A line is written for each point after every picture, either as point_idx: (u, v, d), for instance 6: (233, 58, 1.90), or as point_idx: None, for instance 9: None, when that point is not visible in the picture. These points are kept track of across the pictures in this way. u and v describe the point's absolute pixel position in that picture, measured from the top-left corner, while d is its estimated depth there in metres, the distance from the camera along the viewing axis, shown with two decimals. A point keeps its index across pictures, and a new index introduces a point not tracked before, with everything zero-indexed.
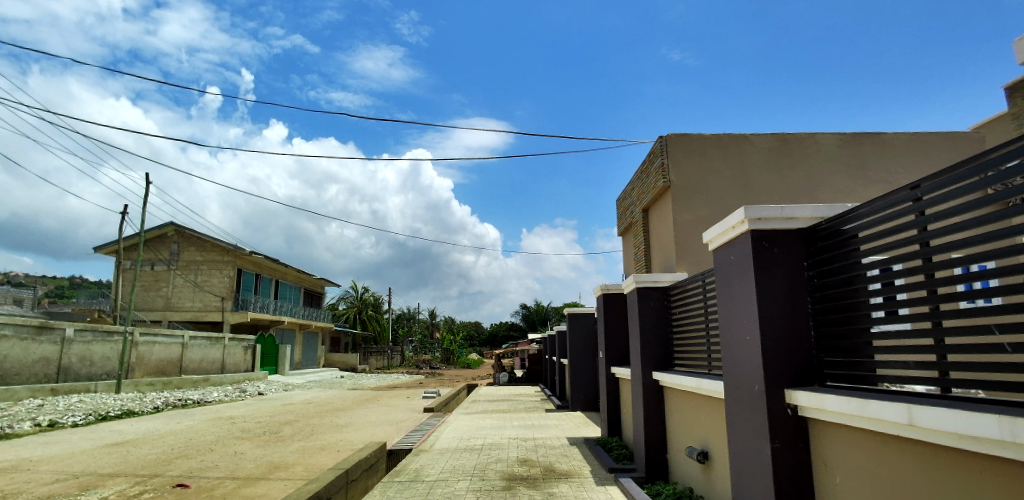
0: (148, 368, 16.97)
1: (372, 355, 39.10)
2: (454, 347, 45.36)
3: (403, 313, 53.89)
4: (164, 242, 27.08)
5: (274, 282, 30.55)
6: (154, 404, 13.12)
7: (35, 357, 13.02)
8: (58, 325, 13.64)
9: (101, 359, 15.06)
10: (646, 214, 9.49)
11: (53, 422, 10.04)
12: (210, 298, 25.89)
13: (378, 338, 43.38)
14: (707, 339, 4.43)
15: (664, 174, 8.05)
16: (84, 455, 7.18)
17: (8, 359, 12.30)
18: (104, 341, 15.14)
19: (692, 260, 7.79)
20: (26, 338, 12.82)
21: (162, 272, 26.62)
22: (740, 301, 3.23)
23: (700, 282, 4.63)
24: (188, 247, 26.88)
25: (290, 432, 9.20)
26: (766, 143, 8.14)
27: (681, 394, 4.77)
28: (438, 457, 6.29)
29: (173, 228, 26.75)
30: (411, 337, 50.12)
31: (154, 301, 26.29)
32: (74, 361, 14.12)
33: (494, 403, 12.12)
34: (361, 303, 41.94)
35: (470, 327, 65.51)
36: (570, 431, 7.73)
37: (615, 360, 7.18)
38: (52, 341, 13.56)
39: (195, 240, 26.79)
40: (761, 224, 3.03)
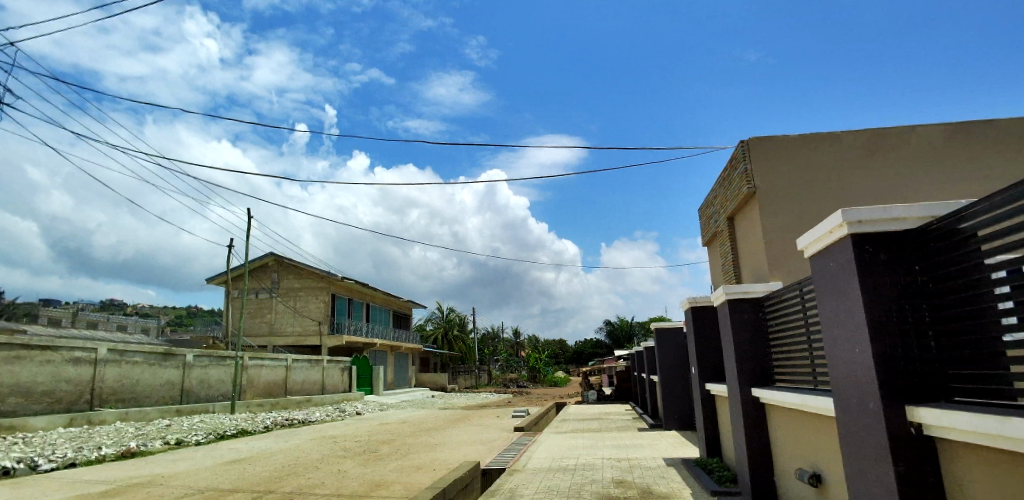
0: (258, 389, 18.25)
1: (460, 375, 39.89)
2: (539, 365, 45.40)
3: (488, 333, 54.77)
4: (265, 271, 29.17)
5: (366, 305, 32.03)
6: (264, 424, 14.07)
7: (163, 381, 14.36)
8: (180, 352, 14.98)
9: (217, 382, 16.36)
10: (732, 222, 9.12)
11: (179, 440, 11.01)
12: (309, 323, 27.58)
13: (465, 357, 44.24)
14: (810, 352, 4.17)
15: (749, 179, 7.70)
16: (207, 472, 7.81)
17: (140, 383, 13.67)
18: (219, 365, 16.45)
19: (785, 269, 7.39)
20: (154, 363, 14.18)
21: (265, 300, 28.64)
22: (844, 310, 3.04)
23: (797, 293, 4.38)
24: (287, 275, 28.79)
25: (388, 451, 9.54)
26: (858, 141, 7.61)
27: (785, 412, 4.51)
28: (533, 478, 6.29)
29: (273, 258, 28.80)
30: (496, 356, 50.74)
31: (260, 327, 28.29)
32: (194, 384, 15.44)
33: (585, 422, 11.96)
34: (447, 324, 42.94)
35: (554, 346, 65.38)
36: (666, 452, 7.48)
37: (709, 376, 6.91)
38: (176, 366, 14.90)
39: (293, 268, 28.66)
40: (862, 227, 2.85)
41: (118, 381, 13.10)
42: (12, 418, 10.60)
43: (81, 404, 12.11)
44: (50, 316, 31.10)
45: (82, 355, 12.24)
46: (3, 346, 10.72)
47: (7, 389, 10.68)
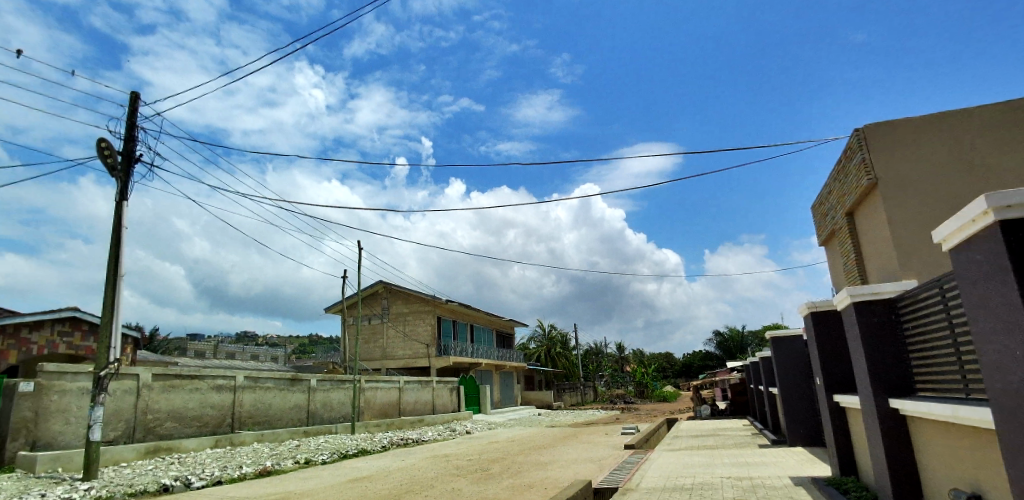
0: (375, 410, 19.22)
1: (565, 392, 39.64)
2: (647, 380, 44.03)
3: (591, 348, 54.05)
4: (376, 298, 30.86)
5: (469, 327, 32.85)
6: (382, 443, 14.80)
7: (292, 404, 15.53)
8: (305, 377, 16.15)
9: (339, 404, 17.42)
10: (851, 218, 8.39)
11: (308, 459, 11.82)
12: (418, 346, 28.72)
13: (569, 375, 43.90)
14: (958, 357, 3.69)
15: (868, 170, 7.03)
16: (333, 489, 8.32)
17: (273, 407, 14.91)
18: (339, 388, 17.55)
19: (920, 265, 6.66)
20: (284, 388, 15.39)
21: (377, 325, 30.25)
22: (998, 307, 2.66)
23: (937, 291, 3.91)
24: (395, 301, 30.27)
25: (499, 470, 9.63)
26: (997, 116, 6.77)
27: (931, 425, 4.02)
28: (647, 497, 6.07)
29: (382, 285, 30.43)
30: (601, 372, 49.87)
31: (374, 352, 29.88)
32: (319, 406, 16.57)
33: (700, 439, 11.37)
34: (550, 341, 42.90)
35: (661, 360, 63.18)
36: (793, 469, 6.92)
37: (837, 387, 6.33)
38: (302, 390, 16.07)
39: (401, 294, 30.07)
40: (1012, 214, 2.50)
41: (254, 405, 14.33)
42: (170, 441, 11.92)
43: (225, 427, 13.38)
44: (197, 348, 34.83)
45: (223, 383, 13.54)
46: (161, 376, 12.14)
47: (165, 414, 12.05)
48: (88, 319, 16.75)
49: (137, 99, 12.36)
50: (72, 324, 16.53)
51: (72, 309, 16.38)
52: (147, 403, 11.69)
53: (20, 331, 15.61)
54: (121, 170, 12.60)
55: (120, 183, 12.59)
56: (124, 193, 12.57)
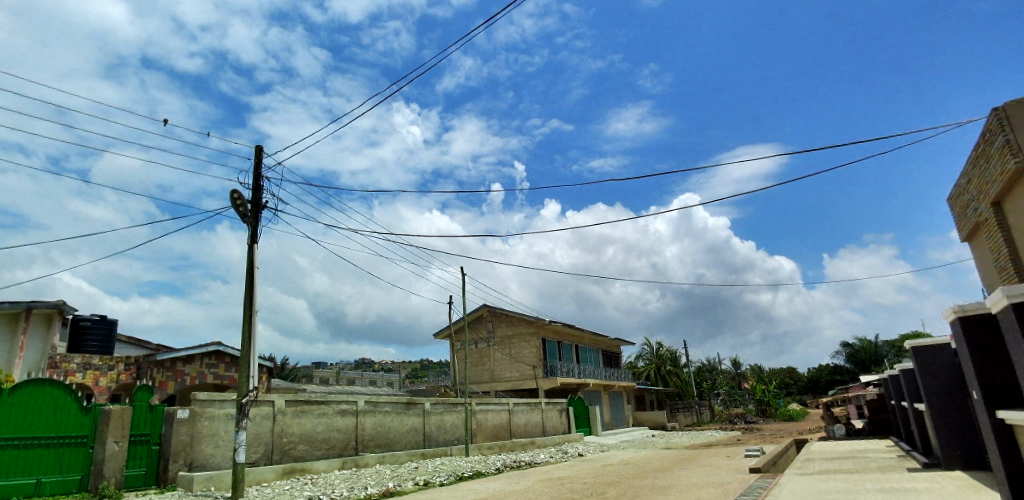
0: (487, 432, 19.54)
1: (679, 412, 38.10)
2: (769, 398, 41.08)
3: (704, 365, 51.46)
4: (481, 322, 31.57)
5: (574, 347, 32.60)
6: (496, 466, 15.01)
7: (409, 427, 16.21)
8: (420, 401, 16.79)
9: (452, 427, 17.91)
10: (998, 208, 7.45)
11: (427, 481, 12.26)
12: (525, 368, 28.96)
13: (682, 393, 42.02)
14: None
15: (1013, 153, 6.24)
16: None
17: (393, 430, 15.65)
18: (452, 411, 18.06)
19: None
20: (401, 412, 16.09)
21: (484, 349, 30.90)
22: None
23: None
24: (500, 324, 30.79)
25: (615, 494, 9.42)
26: None
27: None
28: None
29: (486, 309, 31.10)
30: (717, 390, 47.25)
31: (482, 375, 30.51)
32: (434, 429, 17.14)
33: (835, 462, 10.42)
34: (659, 359, 41.44)
35: (782, 376, 58.74)
36: (953, 497, 6.13)
37: (1000, 402, 5.57)
38: (417, 414, 16.70)
39: (505, 317, 30.54)
40: None
41: (375, 429, 15.12)
42: (302, 462, 12.88)
43: (350, 450, 14.20)
44: (321, 375, 37.49)
45: (347, 407, 14.42)
46: (293, 402, 13.18)
47: (298, 438, 13.03)
48: (230, 352, 18.56)
49: (261, 152, 13.78)
50: (217, 356, 18.45)
51: (216, 343, 18.30)
52: (282, 427, 12.74)
53: (176, 364, 17.72)
54: (252, 216, 14.03)
55: (251, 227, 14.01)
56: (255, 237, 13.97)
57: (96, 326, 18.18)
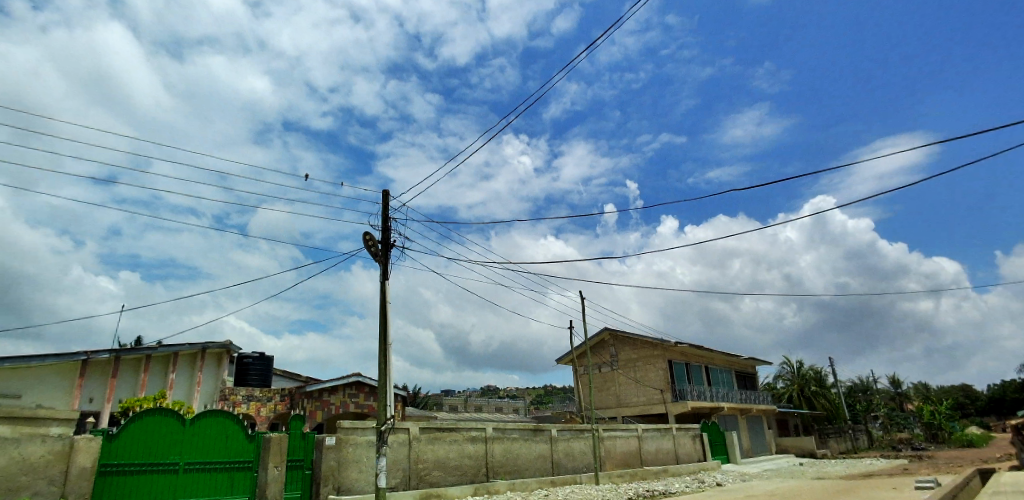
0: (616, 459, 19.00)
1: (830, 438, 34.73)
2: (940, 421, 35.89)
3: (856, 385, 46.26)
4: (604, 346, 31.04)
5: (704, 369, 30.87)
6: (627, 495, 14.48)
7: (537, 454, 16.21)
8: (546, 427, 16.76)
9: (581, 454, 17.69)
10: None
11: None
12: (652, 392, 27.91)
13: (833, 417, 37.99)
14: None
15: None
16: None
17: (521, 456, 15.77)
18: (579, 437, 17.82)
19: None
20: (528, 438, 16.16)
21: (609, 373, 30.33)
22: None
23: None
24: (623, 347, 30.06)
25: None
26: None
27: None
28: None
29: (608, 333, 30.55)
30: (875, 413, 42.17)
31: (609, 400, 29.89)
32: (562, 456, 17.01)
33: None
34: (802, 379, 38.01)
35: (955, 395, 51.16)
36: None
37: None
38: (544, 440, 16.67)
39: (628, 340, 29.77)
40: None
41: (504, 455, 15.33)
42: (438, 488, 13.37)
43: (481, 477, 14.49)
44: (451, 403, 38.88)
45: (477, 434, 14.79)
46: (427, 429, 13.78)
47: (432, 464, 13.56)
48: (368, 382, 19.88)
49: (387, 195, 14.88)
50: (357, 386, 19.82)
51: (356, 374, 19.73)
52: (417, 453, 13.33)
53: (323, 394, 19.34)
54: (381, 255, 15.09)
55: (382, 265, 15.08)
56: (385, 274, 15.00)
57: (257, 362, 20.38)
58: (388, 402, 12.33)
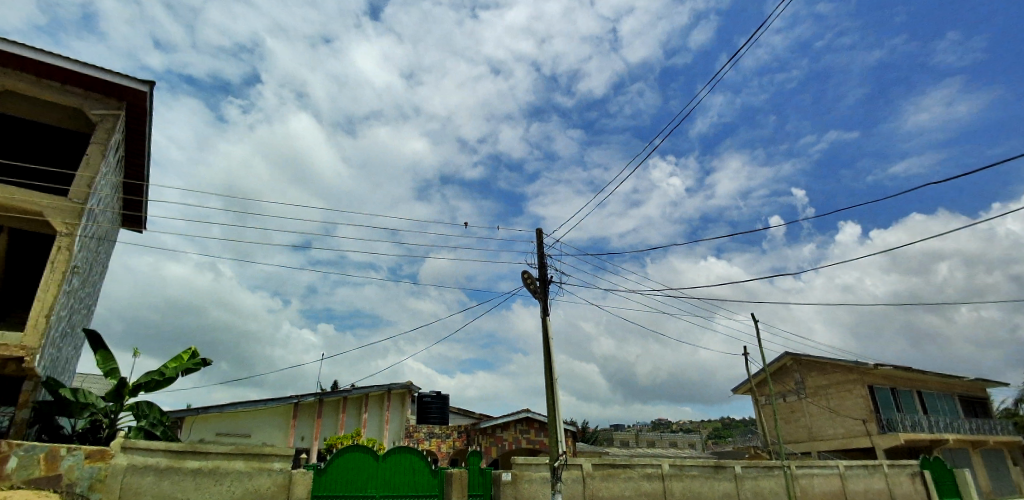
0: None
1: None
2: None
3: None
4: (787, 372, 28.17)
5: (917, 394, 26.46)
6: None
7: (721, 493, 15.03)
8: (729, 464, 15.51)
9: (771, 494, 16.02)
10: None
11: None
12: (852, 423, 24.55)
13: None
14: None
15: None
16: None
17: (703, 496, 14.71)
18: (769, 476, 16.18)
19: None
20: (710, 476, 15.08)
21: (795, 402, 27.38)
22: None
23: None
24: (810, 373, 26.99)
25: None
26: None
27: None
28: None
29: (790, 357, 27.72)
30: None
31: (798, 433, 26.91)
32: (750, 496, 15.56)
33: None
34: None
35: None
36: None
37: None
38: (729, 479, 15.42)
39: (815, 364, 26.70)
40: None
41: (685, 495, 14.45)
42: None
43: None
44: (622, 438, 37.83)
45: (652, 470, 14.18)
46: (600, 465, 13.55)
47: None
48: (538, 418, 20.21)
49: (541, 233, 15.37)
50: (528, 422, 20.27)
51: (525, 410, 20.15)
52: (592, 491, 13.13)
53: (496, 430, 20.01)
54: (541, 292, 15.51)
55: (542, 302, 15.47)
56: (547, 311, 15.39)
57: (435, 400, 21.68)
58: (559, 438, 12.38)
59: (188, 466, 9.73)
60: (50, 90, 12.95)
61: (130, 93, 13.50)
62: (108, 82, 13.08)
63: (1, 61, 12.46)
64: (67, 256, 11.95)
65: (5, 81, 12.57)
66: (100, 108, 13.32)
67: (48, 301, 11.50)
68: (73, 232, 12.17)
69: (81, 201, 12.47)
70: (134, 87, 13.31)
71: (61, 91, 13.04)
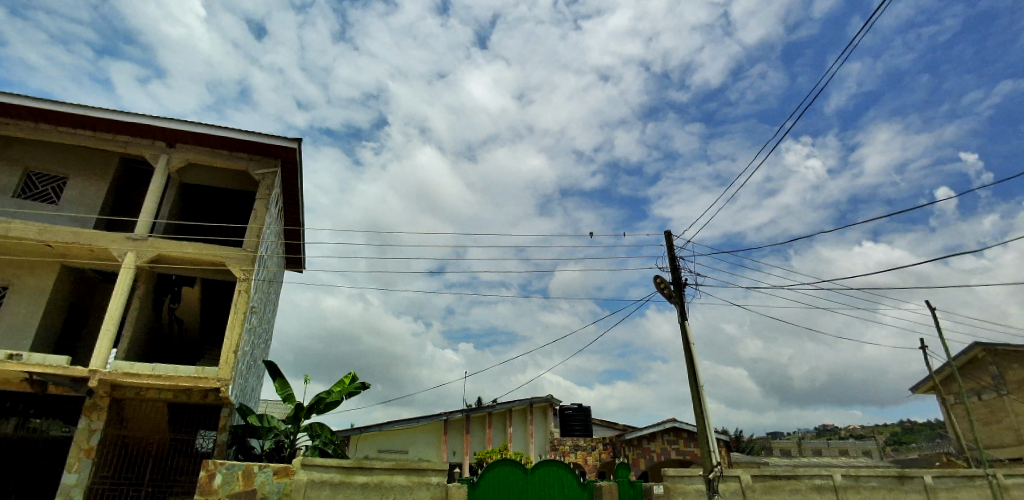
0: None
1: None
2: None
3: None
4: (980, 367, 24.30)
5: None
6: None
7: None
8: (916, 473, 13.71)
9: None
10: None
11: None
12: None
13: None
14: None
15: None
16: None
17: None
18: (969, 487, 14.06)
19: None
20: (894, 488, 13.44)
21: (995, 400, 23.50)
22: None
23: None
24: (1010, 366, 23.05)
25: None
26: None
27: None
28: None
29: (981, 349, 23.92)
30: None
31: (1003, 437, 23.04)
32: None
33: None
34: None
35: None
36: None
37: None
38: (918, 490, 13.63)
39: (1017, 355, 22.77)
40: None
41: None
42: None
43: None
44: (782, 446, 34.96)
45: (822, 482, 12.98)
46: (759, 477, 12.68)
47: None
48: (686, 428, 19.43)
49: (670, 235, 14.99)
50: (676, 432, 19.55)
51: (671, 420, 19.46)
52: None
53: (642, 442, 19.57)
54: (676, 296, 15.04)
55: (678, 307, 14.97)
56: (684, 316, 14.88)
57: (578, 413, 21.54)
58: (712, 448, 12.26)
59: (358, 481, 10.72)
60: (222, 157, 15.19)
61: (283, 151, 15.34)
62: (266, 144, 15.05)
63: (185, 140, 14.90)
64: (247, 298, 13.84)
65: (189, 156, 15.01)
66: (262, 167, 15.37)
67: (234, 338, 13.39)
68: (249, 277, 14.09)
69: (252, 249, 14.44)
70: (284, 145, 15.13)
71: (231, 158, 15.26)
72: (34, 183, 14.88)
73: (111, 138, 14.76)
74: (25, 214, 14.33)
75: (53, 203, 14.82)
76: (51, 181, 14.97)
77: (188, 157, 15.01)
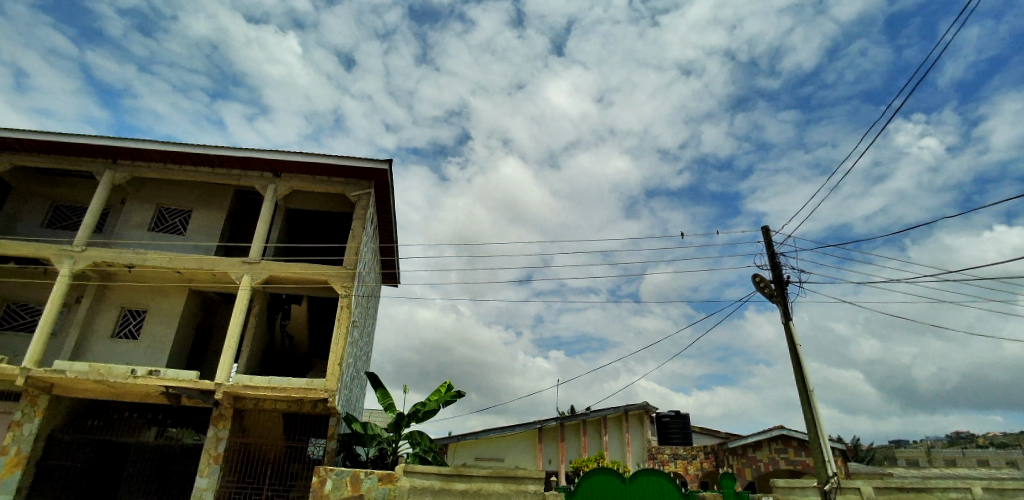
0: None
1: None
2: None
3: None
4: None
5: None
6: None
7: None
8: None
9: None
10: None
11: None
12: None
13: None
14: None
15: None
16: None
17: None
18: None
19: None
20: None
21: None
22: None
23: None
24: None
25: None
26: None
27: None
28: None
29: None
30: None
31: None
32: None
33: None
34: None
35: None
36: None
37: None
38: None
39: None
40: None
41: None
42: None
43: None
44: (909, 456, 31.88)
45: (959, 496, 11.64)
46: (884, 489, 11.59)
47: None
48: (795, 436, 18.18)
49: (767, 231, 14.24)
50: (784, 441, 18.34)
51: (779, 427, 18.31)
52: None
53: (747, 450, 18.60)
54: (778, 295, 14.21)
55: (781, 306, 14.13)
56: (788, 315, 14.01)
57: (675, 421, 20.21)
58: (827, 456, 11.39)
59: (458, 488, 11.00)
60: (322, 183, 16.28)
61: (376, 173, 16.20)
62: (360, 168, 15.95)
63: (289, 169, 16.13)
64: (349, 313, 14.69)
65: (293, 183, 16.23)
66: (357, 189, 16.31)
67: (339, 351, 14.24)
68: (350, 293, 14.96)
69: (352, 267, 15.32)
70: (377, 167, 15.97)
71: (329, 183, 16.32)
72: (164, 217, 16.69)
73: (227, 172, 16.26)
74: (158, 245, 16.10)
75: (180, 233, 16.54)
76: (179, 214, 16.74)
77: (292, 185, 16.23)
